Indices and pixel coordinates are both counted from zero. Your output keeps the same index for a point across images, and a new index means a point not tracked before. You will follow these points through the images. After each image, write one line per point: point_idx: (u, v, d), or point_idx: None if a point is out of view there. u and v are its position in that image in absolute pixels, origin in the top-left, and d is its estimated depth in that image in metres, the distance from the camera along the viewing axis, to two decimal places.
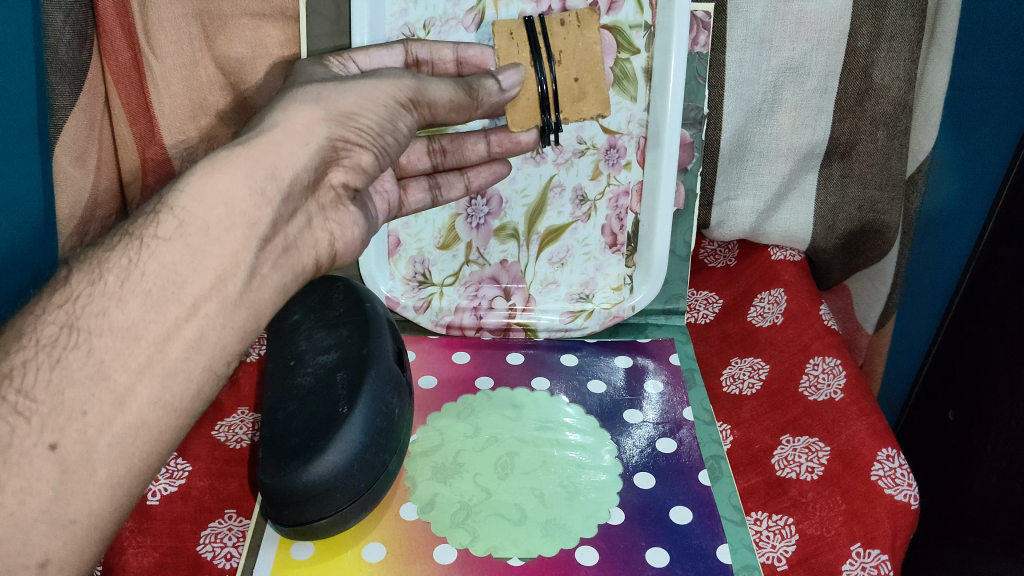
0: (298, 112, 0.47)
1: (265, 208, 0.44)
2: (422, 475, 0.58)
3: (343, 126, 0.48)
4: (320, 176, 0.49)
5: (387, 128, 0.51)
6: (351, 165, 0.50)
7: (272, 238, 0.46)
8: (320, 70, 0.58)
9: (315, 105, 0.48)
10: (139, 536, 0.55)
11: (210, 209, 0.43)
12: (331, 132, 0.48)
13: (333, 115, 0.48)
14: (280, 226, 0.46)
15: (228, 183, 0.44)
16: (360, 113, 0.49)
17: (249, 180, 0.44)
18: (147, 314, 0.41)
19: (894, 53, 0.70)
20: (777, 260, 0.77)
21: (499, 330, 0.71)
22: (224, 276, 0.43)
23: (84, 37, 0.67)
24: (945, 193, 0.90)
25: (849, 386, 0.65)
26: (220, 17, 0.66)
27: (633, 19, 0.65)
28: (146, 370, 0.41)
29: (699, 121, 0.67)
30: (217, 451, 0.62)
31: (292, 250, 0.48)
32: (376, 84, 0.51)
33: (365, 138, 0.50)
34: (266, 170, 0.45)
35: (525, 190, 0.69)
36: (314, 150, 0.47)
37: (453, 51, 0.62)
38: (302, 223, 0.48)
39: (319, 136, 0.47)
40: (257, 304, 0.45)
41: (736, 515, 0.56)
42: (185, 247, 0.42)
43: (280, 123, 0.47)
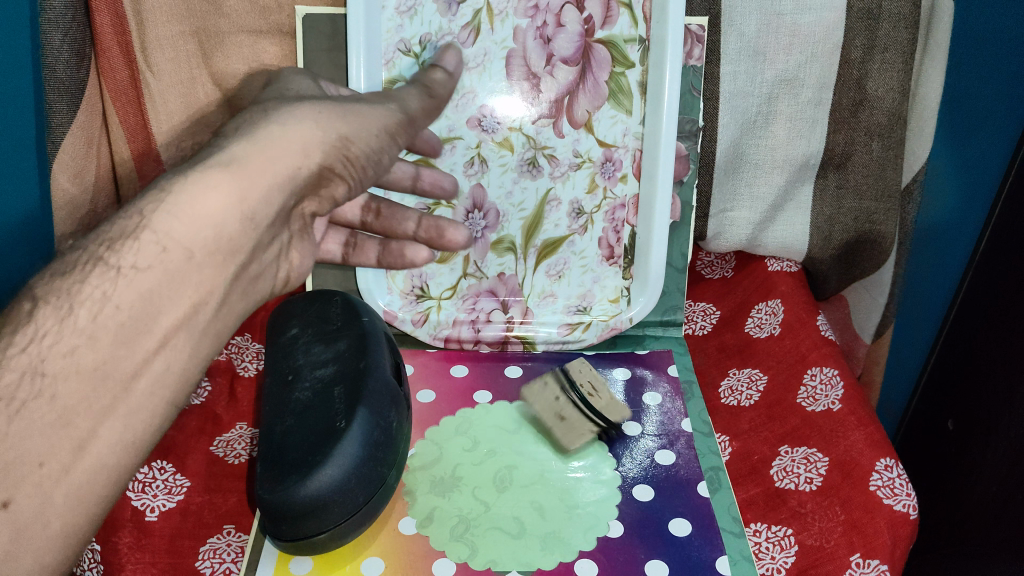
0: (295, 128, 0.48)
1: (250, 234, 0.46)
2: (421, 489, 0.58)
3: (337, 153, 0.49)
4: (298, 199, 0.50)
5: (374, 159, 0.53)
6: (326, 195, 0.52)
7: (246, 266, 0.48)
8: (308, 87, 0.59)
9: (312, 125, 0.48)
10: (137, 552, 0.55)
11: (198, 233, 0.44)
12: (323, 159, 0.49)
13: (330, 140, 0.49)
14: (255, 254, 0.49)
15: (221, 205, 0.44)
16: (355, 142, 0.50)
17: (243, 203, 0.45)
18: (119, 350, 0.41)
19: (887, 65, 0.70)
20: (773, 271, 0.78)
21: (497, 343, 0.71)
22: (196, 306, 0.45)
23: (82, 56, 0.67)
24: (941, 205, 0.90)
25: (847, 396, 0.65)
26: (218, 35, 0.67)
27: (627, 33, 0.66)
28: (109, 412, 0.41)
29: (694, 134, 0.68)
30: (216, 466, 0.61)
31: (258, 277, 0.51)
32: (365, 109, 0.52)
33: (349, 169, 0.51)
34: (258, 197, 0.46)
35: (523, 203, 0.69)
36: (304, 175, 0.48)
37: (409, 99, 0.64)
38: (273, 253, 0.52)
39: (313, 163, 0.48)
40: (219, 331, 0.47)
41: (735, 527, 0.56)
42: (164, 274, 0.42)
43: (275, 140, 0.47)
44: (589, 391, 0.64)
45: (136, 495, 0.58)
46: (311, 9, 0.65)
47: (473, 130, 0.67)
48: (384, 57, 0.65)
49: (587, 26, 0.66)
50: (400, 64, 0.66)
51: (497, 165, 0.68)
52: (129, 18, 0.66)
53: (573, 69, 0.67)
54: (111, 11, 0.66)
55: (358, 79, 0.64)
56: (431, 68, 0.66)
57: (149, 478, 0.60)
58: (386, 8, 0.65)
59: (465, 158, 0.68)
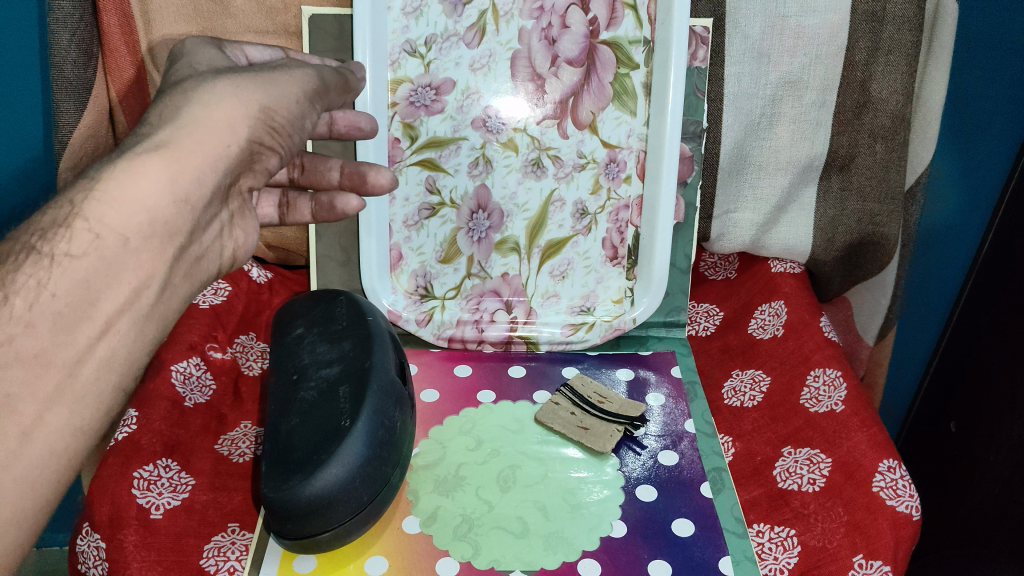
0: (216, 103, 0.42)
1: (187, 216, 0.41)
2: (424, 489, 0.58)
3: (263, 127, 0.43)
4: (235, 181, 0.45)
5: (299, 127, 0.46)
6: (259, 168, 0.46)
7: (188, 247, 0.43)
8: (217, 55, 0.48)
9: (232, 98, 0.42)
10: (142, 550, 0.53)
11: (130, 219, 0.39)
12: (252, 133, 0.43)
13: (253, 113, 0.43)
14: (197, 235, 0.43)
15: (152, 190, 0.39)
16: (278, 111, 0.44)
17: (174, 186, 0.40)
18: (57, 337, 0.38)
19: (891, 67, 0.71)
20: (778, 272, 0.77)
21: (501, 343, 0.71)
22: (138, 291, 0.41)
23: (89, 56, 0.67)
24: (944, 207, 0.89)
25: (850, 398, 0.64)
26: (224, 35, 0.68)
27: (632, 34, 0.67)
28: (55, 399, 0.39)
29: (698, 135, 0.68)
30: (221, 465, 0.60)
31: (203, 259, 0.45)
32: (280, 75, 0.45)
33: (278, 140, 0.45)
34: (189, 176, 0.40)
35: (526, 204, 0.69)
36: (233, 152, 0.42)
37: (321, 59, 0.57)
38: (213, 231, 0.45)
39: (240, 137, 0.42)
40: (166, 315, 0.43)
41: (738, 527, 0.56)
42: (100, 261, 0.39)
43: (201, 119, 0.41)
44: (597, 400, 0.64)
45: (140, 493, 0.56)
46: (317, 9, 0.65)
47: (478, 130, 0.68)
48: (390, 57, 0.66)
49: (592, 27, 0.66)
50: (406, 65, 0.66)
51: (501, 165, 0.69)
52: (136, 17, 0.66)
53: (578, 70, 0.67)
54: (118, 10, 0.66)
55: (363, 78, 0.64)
56: (436, 69, 0.67)
57: (153, 476, 0.57)
58: (392, 8, 0.66)
59: (470, 159, 0.68)
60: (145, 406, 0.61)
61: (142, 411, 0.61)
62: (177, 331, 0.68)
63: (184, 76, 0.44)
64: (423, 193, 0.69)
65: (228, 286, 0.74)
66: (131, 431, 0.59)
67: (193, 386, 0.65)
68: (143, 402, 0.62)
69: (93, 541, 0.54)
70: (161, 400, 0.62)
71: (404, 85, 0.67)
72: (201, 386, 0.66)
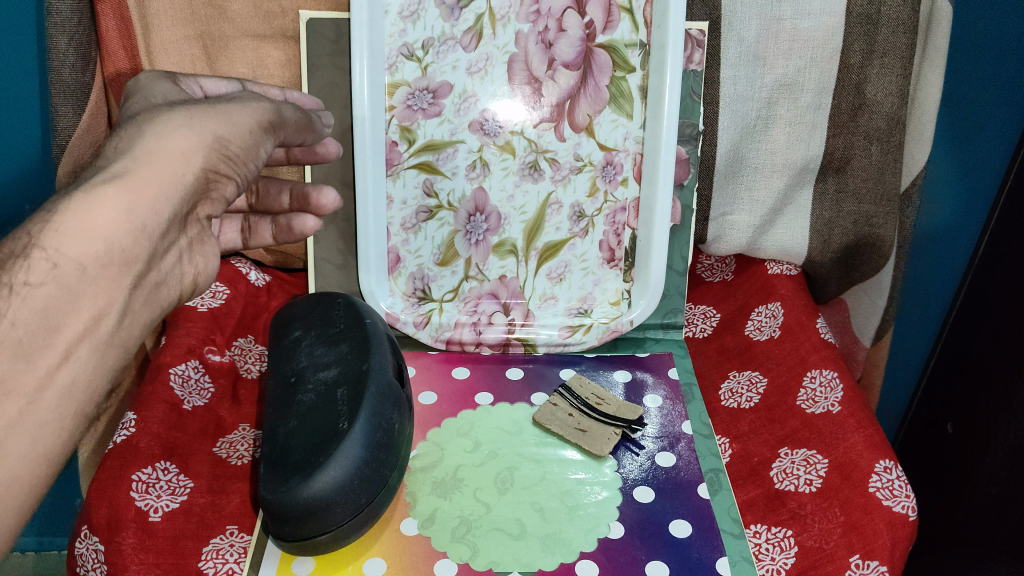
0: (168, 133, 0.42)
1: (145, 244, 0.40)
2: (422, 490, 0.58)
3: (217, 155, 0.43)
4: (191, 209, 0.44)
5: (252, 156, 0.46)
6: (216, 197, 0.46)
7: (148, 275, 0.42)
8: (171, 90, 0.50)
9: (185, 128, 0.42)
10: (140, 552, 0.53)
11: (87, 248, 0.38)
12: (206, 160, 0.43)
13: (205, 141, 0.43)
14: (156, 261, 0.42)
15: (108, 218, 0.39)
16: (231, 139, 0.44)
17: (131, 214, 0.39)
18: (17, 364, 0.37)
19: (885, 69, 0.71)
20: (773, 274, 0.78)
21: (498, 346, 0.71)
22: (99, 317, 0.40)
23: (87, 60, 0.68)
24: (940, 210, 0.90)
25: (846, 398, 0.65)
26: (221, 39, 0.68)
27: (628, 38, 0.67)
28: (17, 424, 0.38)
29: (694, 138, 0.69)
30: (218, 468, 0.60)
31: (163, 285, 0.44)
32: (234, 106, 0.46)
33: (234, 168, 0.45)
34: (145, 205, 0.40)
35: (524, 206, 0.70)
36: (188, 179, 0.42)
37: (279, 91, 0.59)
38: (174, 258, 0.44)
39: (194, 165, 0.42)
40: (129, 343, 0.42)
41: (735, 528, 0.57)
42: (59, 290, 0.38)
43: (155, 149, 0.41)
44: (595, 401, 0.64)
45: (139, 496, 0.56)
46: (314, 13, 0.65)
47: (475, 133, 0.68)
48: (387, 61, 0.67)
49: (588, 30, 0.67)
50: (403, 69, 0.67)
51: (498, 169, 0.69)
52: (134, 22, 0.67)
53: (575, 73, 0.67)
54: (116, 14, 0.66)
55: (359, 82, 0.65)
56: (433, 72, 0.67)
57: (152, 479, 0.57)
58: (390, 12, 0.66)
59: (467, 162, 0.69)
60: (143, 409, 0.61)
61: (141, 414, 0.60)
62: (176, 334, 0.68)
63: (138, 110, 0.45)
64: (421, 197, 0.69)
65: (226, 289, 0.73)
66: (129, 434, 0.59)
67: (191, 389, 0.65)
68: (141, 404, 0.61)
69: (93, 544, 0.54)
70: (159, 402, 0.62)
71: (401, 88, 0.67)
72: (199, 389, 0.65)
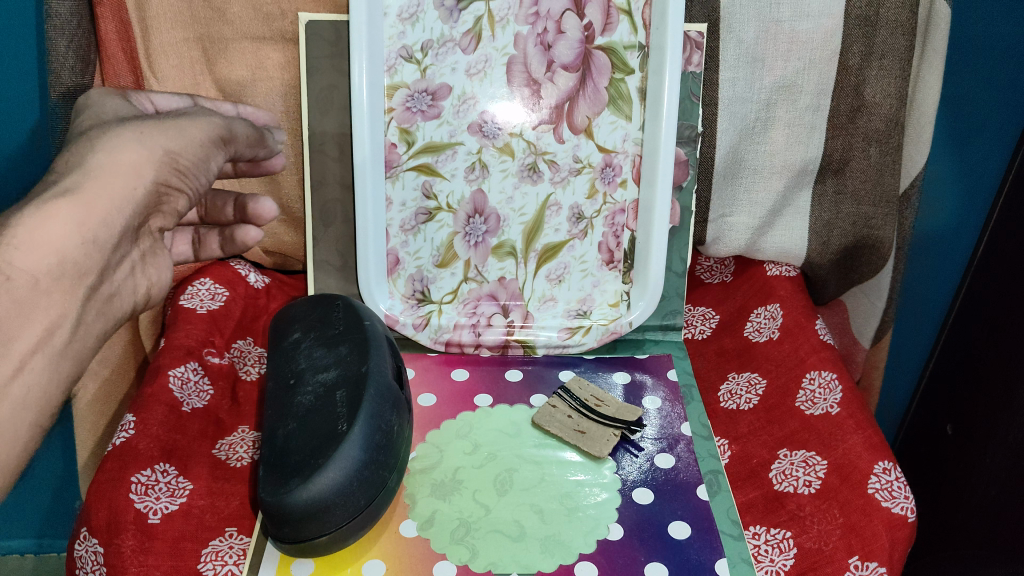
0: (121, 150, 0.46)
1: (96, 255, 0.45)
2: (422, 492, 0.58)
3: (168, 170, 0.48)
4: (144, 220, 0.49)
5: (202, 169, 0.51)
6: (167, 209, 0.51)
7: (100, 286, 0.47)
8: (123, 107, 0.54)
9: (137, 145, 0.47)
10: (140, 555, 0.53)
11: (41, 261, 0.43)
12: (158, 175, 0.47)
13: (157, 156, 0.47)
14: (108, 274, 0.47)
15: (62, 234, 0.43)
16: (181, 154, 0.49)
17: (83, 229, 0.44)
18: None
19: (884, 71, 0.71)
20: (773, 275, 0.78)
21: (498, 347, 0.71)
22: (51, 329, 0.44)
23: (87, 63, 0.68)
24: (940, 211, 0.90)
25: (845, 400, 0.65)
26: (221, 41, 0.68)
27: (627, 40, 0.67)
28: None
29: (693, 140, 0.69)
30: (218, 470, 0.60)
31: (116, 296, 0.49)
32: (182, 124, 0.50)
33: (183, 181, 0.50)
34: (98, 217, 0.44)
35: (523, 208, 0.70)
36: (141, 193, 0.47)
37: (232, 107, 0.63)
38: (125, 271, 0.49)
39: (146, 179, 0.47)
40: (82, 353, 0.47)
41: (734, 530, 0.57)
42: (13, 302, 0.42)
43: (108, 165, 0.46)
44: (594, 403, 0.64)
45: (138, 498, 0.56)
46: (314, 15, 0.66)
47: (474, 135, 0.68)
48: (386, 63, 0.67)
49: (587, 32, 0.67)
50: (402, 71, 0.67)
51: (497, 170, 0.69)
52: (134, 25, 0.67)
53: (574, 76, 0.68)
54: (115, 17, 0.66)
55: (359, 83, 0.65)
56: (432, 74, 0.67)
57: (151, 480, 0.57)
58: (388, 14, 0.66)
59: (467, 163, 0.69)
60: (143, 411, 0.61)
61: (140, 416, 0.60)
62: (176, 336, 0.68)
63: (90, 127, 0.50)
64: (420, 199, 0.69)
65: (226, 291, 0.73)
66: (128, 436, 0.59)
67: (191, 390, 0.65)
68: (141, 407, 0.61)
69: (93, 545, 0.55)
70: (159, 404, 0.62)
71: (400, 90, 0.67)
72: (198, 391, 0.65)
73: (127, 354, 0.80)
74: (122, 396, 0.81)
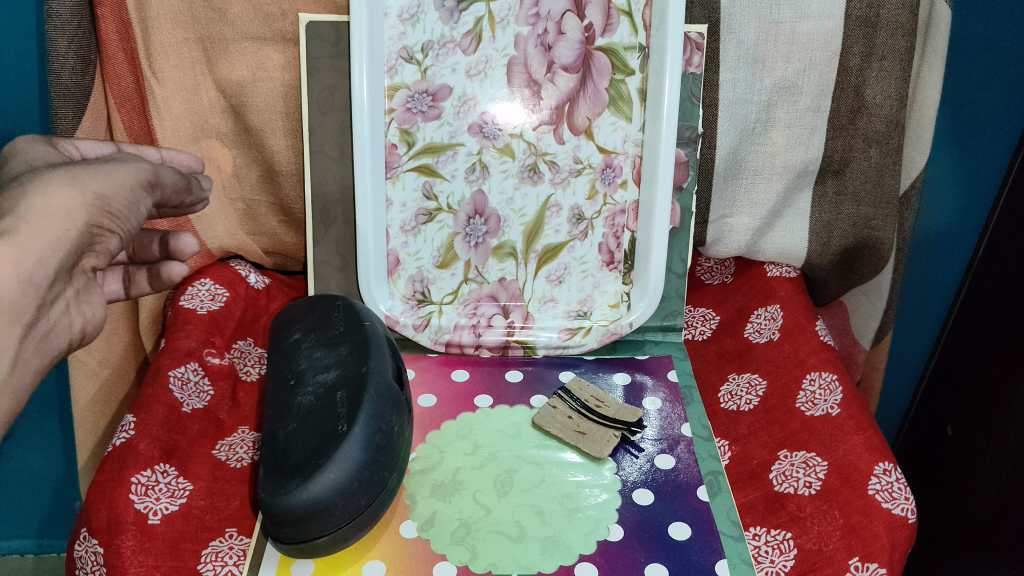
0: (49, 190, 0.42)
1: (31, 295, 0.41)
2: (421, 493, 0.58)
3: (99, 212, 0.44)
4: (73, 263, 0.44)
5: (133, 213, 0.46)
6: (100, 250, 0.46)
7: (35, 324, 0.43)
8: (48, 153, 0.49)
9: (66, 186, 0.43)
10: (140, 555, 0.53)
11: None
12: (88, 218, 0.43)
13: (88, 199, 0.43)
14: (42, 310, 0.43)
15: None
16: (112, 197, 0.44)
17: (17, 268, 0.40)
18: None
19: (884, 72, 0.71)
20: (773, 276, 0.78)
21: (498, 348, 0.71)
22: None
23: (87, 63, 0.68)
24: (939, 213, 0.90)
25: (845, 401, 0.65)
26: (221, 42, 0.68)
27: (627, 41, 0.67)
28: None
29: (694, 140, 0.69)
30: (218, 470, 0.60)
31: (51, 334, 0.44)
32: (113, 165, 0.46)
33: (116, 223, 0.45)
34: (30, 260, 0.40)
35: (523, 209, 0.70)
36: (71, 236, 0.42)
37: (155, 150, 0.56)
38: (60, 307, 0.45)
39: (75, 222, 0.42)
40: (20, 389, 0.43)
41: (734, 531, 0.57)
42: None
43: (36, 206, 0.41)
44: (594, 404, 0.64)
45: (138, 498, 0.56)
46: (314, 16, 0.66)
47: (475, 136, 0.68)
48: (387, 64, 0.67)
49: (588, 33, 0.67)
50: (402, 72, 0.67)
51: (498, 171, 0.69)
52: (134, 25, 0.67)
53: (574, 76, 0.68)
54: (116, 18, 0.66)
55: (359, 84, 0.65)
56: (432, 75, 0.67)
57: (151, 481, 0.57)
58: (389, 15, 0.66)
59: (467, 164, 0.69)
60: (143, 411, 0.61)
61: (140, 417, 0.60)
62: (176, 337, 0.68)
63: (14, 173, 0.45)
64: (420, 200, 0.69)
65: (226, 291, 0.73)
66: (128, 436, 0.59)
67: (191, 391, 0.65)
68: (141, 407, 0.61)
69: (92, 546, 0.55)
70: (159, 405, 0.62)
71: (401, 91, 0.67)
72: (199, 392, 0.65)
73: (127, 354, 0.80)
74: (122, 396, 0.81)
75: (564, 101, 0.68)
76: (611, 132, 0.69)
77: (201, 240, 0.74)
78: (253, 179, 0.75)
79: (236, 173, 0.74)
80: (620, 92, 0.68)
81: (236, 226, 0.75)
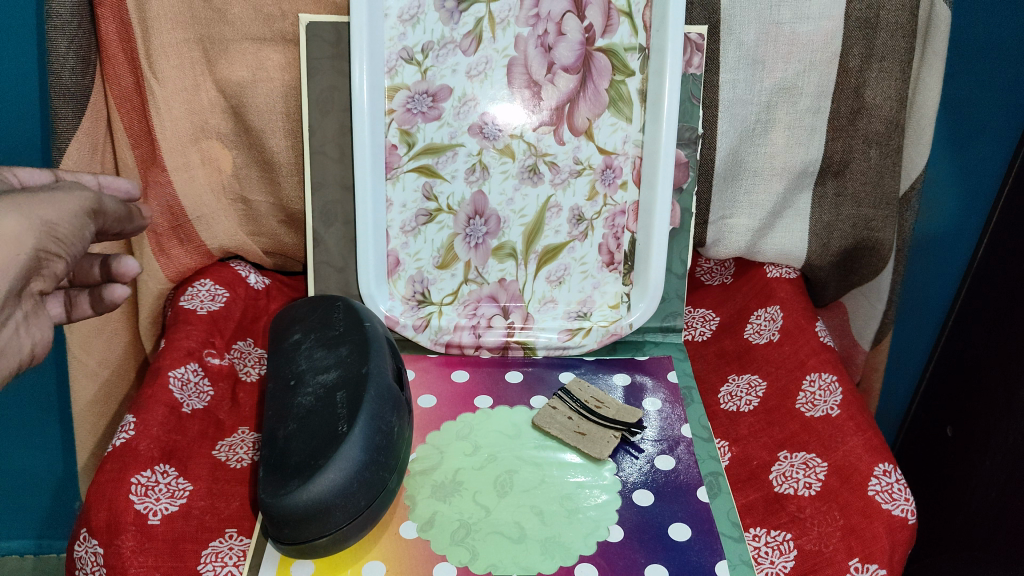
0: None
1: None
2: (422, 493, 0.58)
3: (46, 237, 0.44)
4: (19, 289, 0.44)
5: (79, 238, 0.47)
6: (46, 275, 0.46)
7: None
8: None
9: (13, 212, 0.43)
10: (140, 556, 0.53)
11: None
12: (35, 243, 0.44)
13: (34, 224, 0.44)
14: None
15: None
16: (59, 223, 0.45)
17: None
18: None
19: (884, 73, 0.71)
20: (772, 277, 0.78)
21: (498, 349, 0.71)
22: None
23: (87, 63, 0.68)
24: (939, 214, 0.90)
25: (845, 402, 0.65)
26: (221, 42, 0.68)
27: (627, 42, 0.67)
28: None
29: (693, 141, 0.69)
30: (218, 471, 0.60)
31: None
32: (57, 193, 0.47)
33: (62, 248, 0.46)
34: None
35: (523, 210, 0.70)
36: (19, 261, 0.43)
37: (92, 176, 0.56)
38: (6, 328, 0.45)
39: (24, 247, 0.43)
40: None
41: (734, 531, 0.57)
42: None
43: None
44: (594, 404, 0.64)
45: (138, 499, 0.56)
46: (314, 16, 0.66)
47: (475, 137, 0.68)
48: (387, 65, 0.67)
49: (588, 34, 0.67)
50: (403, 72, 0.67)
51: (497, 172, 0.69)
52: (134, 25, 0.67)
53: (575, 77, 0.68)
54: (116, 18, 0.66)
55: (359, 85, 0.65)
56: (432, 76, 0.67)
57: (151, 481, 0.57)
58: (389, 16, 0.66)
59: (467, 165, 0.69)
60: (143, 411, 0.61)
61: (140, 417, 0.60)
62: (176, 337, 0.68)
63: None
64: (420, 200, 0.69)
65: (226, 292, 0.73)
66: (128, 437, 0.59)
67: (191, 391, 0.64)
68: (141, 407, 0.61)
69: (92, 547, 0.55)
70: (159, 405, 0.61)
71: (401, 92, 0.67)
72: (199, 393, 0.65)
73: (127, 354, 0.80)
74: (122, 396, 0.81)
75: (564, 102, 0.68)
76: (611, 133, 0.69)
77: (201, 240, 0.74)
78: (253, 179, 0.75)
79: (236, 174, 0.74)
80: (620, 93, 0.68)
81: (236, 226, 0.75)
